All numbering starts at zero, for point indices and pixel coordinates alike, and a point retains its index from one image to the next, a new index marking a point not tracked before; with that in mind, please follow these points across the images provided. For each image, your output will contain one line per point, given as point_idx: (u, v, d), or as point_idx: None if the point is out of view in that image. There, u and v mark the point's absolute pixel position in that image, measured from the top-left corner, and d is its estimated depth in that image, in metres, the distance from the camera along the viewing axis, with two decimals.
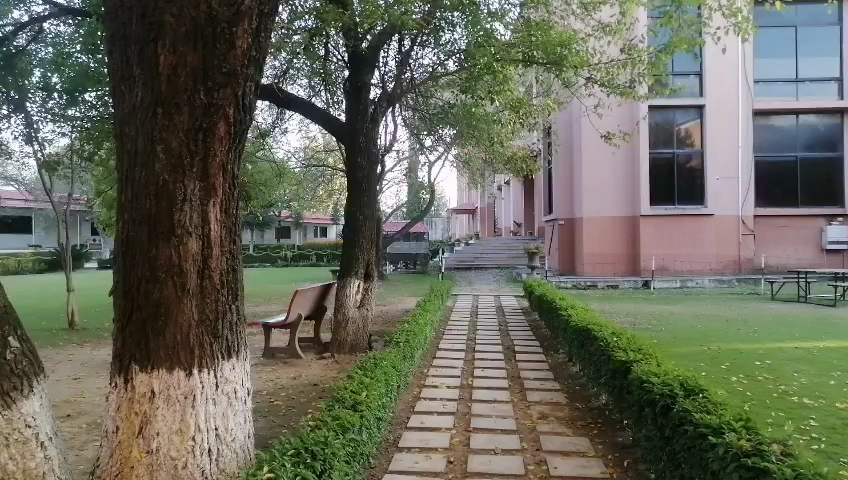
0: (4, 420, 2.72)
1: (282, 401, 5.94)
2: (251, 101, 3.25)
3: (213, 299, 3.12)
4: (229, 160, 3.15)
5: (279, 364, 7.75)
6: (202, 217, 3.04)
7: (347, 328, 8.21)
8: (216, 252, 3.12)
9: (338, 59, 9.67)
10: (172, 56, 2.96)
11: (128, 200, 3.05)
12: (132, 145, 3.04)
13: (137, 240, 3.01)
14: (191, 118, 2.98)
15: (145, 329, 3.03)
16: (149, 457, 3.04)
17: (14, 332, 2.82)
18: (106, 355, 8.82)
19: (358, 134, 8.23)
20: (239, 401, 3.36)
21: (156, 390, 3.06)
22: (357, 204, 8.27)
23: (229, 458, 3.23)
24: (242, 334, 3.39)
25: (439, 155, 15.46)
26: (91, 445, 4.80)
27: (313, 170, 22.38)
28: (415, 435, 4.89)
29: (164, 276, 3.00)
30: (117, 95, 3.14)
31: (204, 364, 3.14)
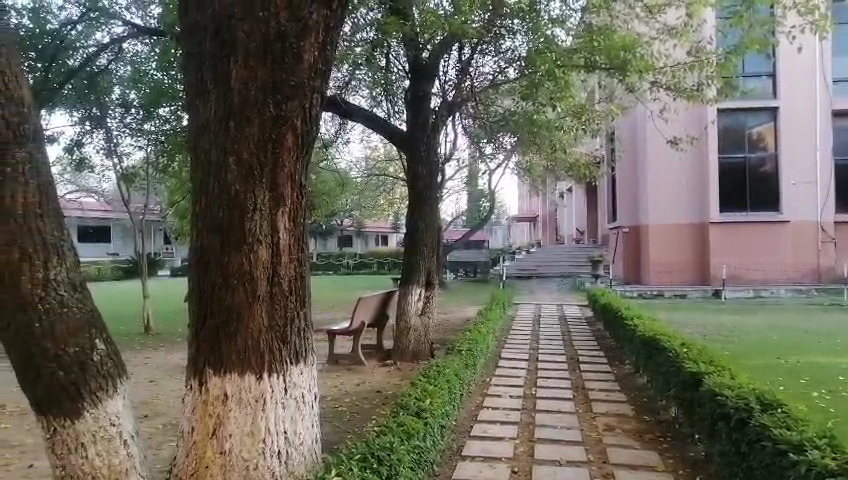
0: (91, 418, 2.91)
1: (347, 406, 6.04)
2: (318, 112, 3.32)
3: (282, 306, 3.21)
4: (297, 171, 3.24)
5: (343, 371, 7.88)
6: (271, 225, 3.13)
7: (409, 336, 8.28)
8: (284, 260, 3.21)
9: (398, 69, 9.80)
10: (245, 71, 3.08)
11: (202, 209, 3.17)
12: (206, 158, 3.18)
13: (212, 247, 3.13)
14: (260, 131, 3.09)
15: (218, 333, 3.15)
16: (223, 457, 3.17)
17: (100, 335, 2.94)
18: (179, 359, 9.20)
19: (419, 143, 8.30)
20: (308, 405, 3.44)
21: (229, 393, 3.18)
22: (419, 211, 8.33)
23: (298, 461, 3.32)
24: (309, 340, 3.47)
25: (499, 163, 15.40)
26: (167, 446, 5.02)
27: (374, 180, 22.69)
28: (478, 444, 4.88)
29: (236, 283, 3.11)
30: (192, 109, 3.29)
31: (274, 368, 3.22)
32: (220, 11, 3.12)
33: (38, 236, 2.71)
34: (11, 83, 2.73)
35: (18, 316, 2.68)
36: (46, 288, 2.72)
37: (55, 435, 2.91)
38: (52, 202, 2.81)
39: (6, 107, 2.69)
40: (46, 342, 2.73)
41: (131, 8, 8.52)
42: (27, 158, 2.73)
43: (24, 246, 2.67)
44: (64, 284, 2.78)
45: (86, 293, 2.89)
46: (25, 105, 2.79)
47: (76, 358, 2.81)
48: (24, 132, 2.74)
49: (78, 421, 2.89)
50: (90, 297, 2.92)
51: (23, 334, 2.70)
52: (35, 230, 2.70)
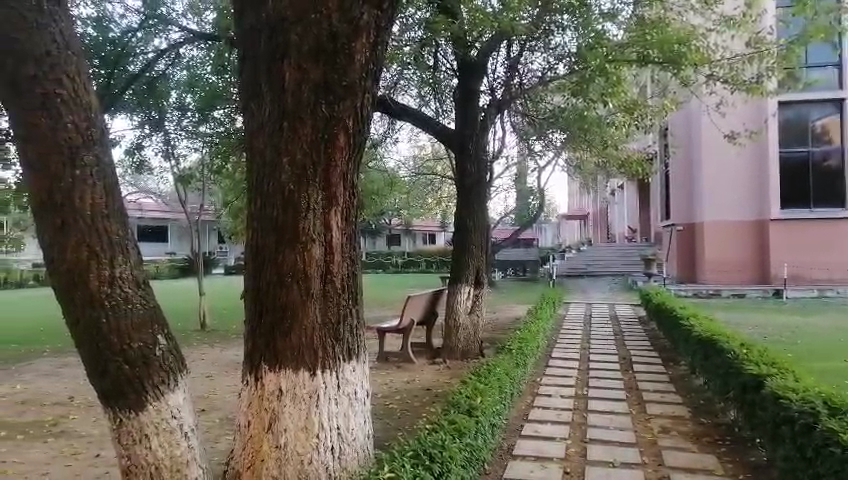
0: (154, 411, 3.03)
1: (397, 404, 6.08)
2: (370, 112, 3.35)
3: (335, 303, 3.26)
4: (349, 171, 3.28)
5: (393, 368, 7.93)
6: (324, 224, 3.19)
7: (458, 334, 8.28)
8: (337, 259, 3.25)
9: (446, 68, 9.81)
10: (298, 73, 3.13)
11: (257, 209, 3.25)
12: (261, 159, 3.25)
13: (266, 246, 3.20)
14: (313, 131, 3.14)
15: (273, 330, 3.22)
16: (278, 451, 3.24)
17: (162, 330, 3.05)
18: (233, 356, 9.43)
19: (468, 141, 8.29)
20: (360, 401, 3.48)
21: (284, 388, 3.24)
22: (468, 210, 8.31)
23: (350, 457, 3.37)
24: (361, 337, 3.51)
25: (548, 161, 15.23)
26: (224, 441, 5.17)
27: (422, 179, 22.75)
28: (529, 444, 4.85)
29: (290, 280, 3.17)
30: (247, 111, 3.37)
31: (327, 364, 3.28)
32: (275, 14, 3.18)
33: (104, 236, 2.82)
34: (79, 88, 2.86)
35: (87, 312, 2.80)
36: (111, 285, 2.83)
37: (121, 426, 3.03)
38: (116, 202, 2.92)
39: (75, 112, 2.81)
40: (112, 337, 2.85)
41: (187, 14, 8.78)
42: (95, 161, 2.85)
43: (91, 245, 2.79)
44: (128, 282, 2.89)
45: (149, 290, 3.00)
46: (93, 110, 2.92)
47: (140, 353, 2.92)
48: (91, 135, 2.86)
49: (141, 414, 3.01)
50: (152, 293, 3.03)
51: (90, 329, 2.82)
52: (102, 229, 2.82)
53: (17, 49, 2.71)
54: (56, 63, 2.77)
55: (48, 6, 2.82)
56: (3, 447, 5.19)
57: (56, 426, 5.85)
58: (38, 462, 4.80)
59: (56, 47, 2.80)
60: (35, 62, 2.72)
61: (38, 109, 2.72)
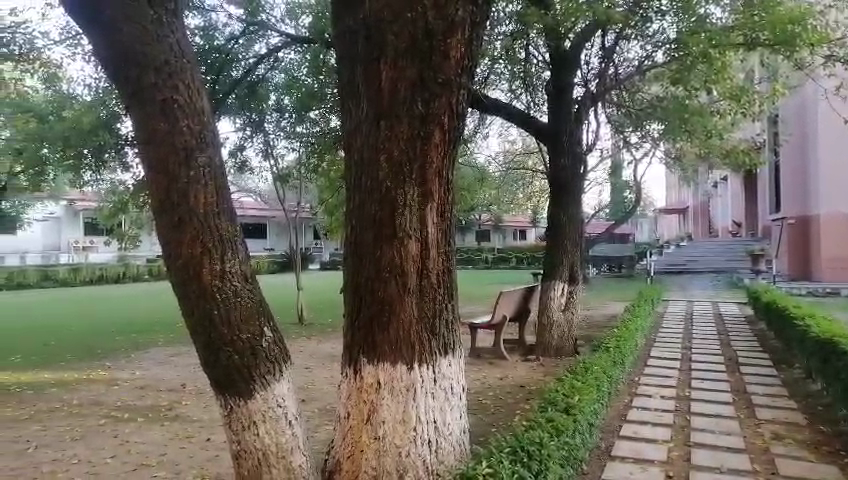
0: (261, 399, 3.18)
1: (491, 400, 6.07)
2: (465, 109, 3.36)
3: (431, 299, 3.29)
4: (444, 167, 3.30)
5: (486, 364, 7.93)
6: (420, 220, 3.23)
7: (552, 331, 8.15)
8: (433, 254, 3.29)
9: (538, 61, 9.69)
10: (394, 71, 3.18)
11: (355, 206, 3.33)
12: (360, 157, 3.31)
13: (364, 242, 3.28)
14: (410, 129, 3.18)
15: (371, 325, 3.29)
16: (377, 443, 3.30)
17: (268, 322, 3.20)
18: (330, 349, 9.74)
19: (561, 134, 8.13)
20: (456, 396, 3.49)
21: (382, 381, 3.30)
22: (561, 205, 8.17)
23: (447, 450, 3.40)
24: (457, 332, 3.52)
25: (645, 153, 14.66)
26: (325, 430, 5.36)
27: (512, 174, 22.52)
28: (629, 444, 4.70)
29: (388, 275, 3.23)
30: (346, 112, 3.47)
31: (423, 359, 3.32)
32: (371, 14, 3.25)
33: (216, 233, 2.98)
34: (193, 94, 3.04)
35: (201, 306, 2.98)
36: (222, 280, 2.99)
37: (232, 412, 3.22)
38: (227, 201, 3.08)
39: (189, 116, 2.98)
40: (223, 328, 3.01)
41: (285, 19, 9.14)
42: (207, 162, 3.02)
43: (204, 242, 2.95)
44: (237, 276, 3.04)
45: (256, 284, 3.16)
46: (205, 114, 3.09)
47: (248, 343, 3.08)
48: (204, 138, 3.03)
49: (250, 401, 3.17)
50: (259, 288, 3.18)
51: (203, 321, 3.00)
52: (214, 226, 2.98)
53: (139, 59, 2.91)
54: (173, 71, 2.96)
55: (166, 18, 3.04)
56: (127, 428, 5.62)
57: (171, 410, 6.27)
58: (158, 443, 5.16)
59: (174, 56, 2.99)
60: (155, 71, 2.92)
61: (157, 115, 2.92)
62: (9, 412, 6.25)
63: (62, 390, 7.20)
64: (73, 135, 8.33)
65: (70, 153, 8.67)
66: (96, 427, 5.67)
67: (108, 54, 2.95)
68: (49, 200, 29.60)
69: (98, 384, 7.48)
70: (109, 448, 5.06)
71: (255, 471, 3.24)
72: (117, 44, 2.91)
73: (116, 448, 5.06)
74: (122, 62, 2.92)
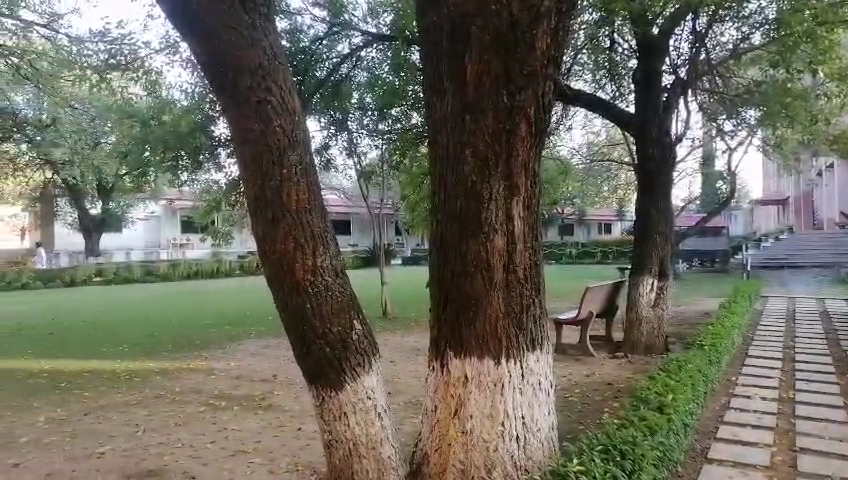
0: (351, 390, 3.27)
1: (578, 397, 5.94)
2: (551, 101, 3.30)
3: (519, 293, 3.26)
4: (530, 159, 3.25)
5: (572, 361, 7.78)
6: (506, 214, 3.20)
7: (641, 328, 7.89)
8: (520, 248, 3.25)
9: (623, 49, 9.39)
10: (478, 65, 3.15)
11: (441, 201, 3.34)
12: (445, 152, 3.32)
13: (449, 237, 3.28)
14: (495, 122, 3.15)
15: (458, 319, 3.29)
16: (465, 437, 3.31)
17: (357, 315, 3.28)
18: (414, 343, 9.83)
19: (650, 125, 7.83)
20: (544, 392, 3.45)
21: (469, 376, 3.30)
22: (650, 198, 7.88)
23: (535, 446, 3.37)
24: (545, 327, 3.48)
25: (741, 142, 13.91)
26: (412, 423, 5.44)
27: (596, 167, 21.91)
28: (726, 447, 4.49)
29: (474, 269, 3.22)
30: (431, 107, 3.49)
31: (511, 353, 3.29)
32: (455, 10, 3.23)
33: (307, 229, 3.08)
34: (285, 95, 3.15)
35: (294, 300, 3.09)
36: (314, 274, 3.09)
37: (323, 403, 3.32)
38: (317, 198, 3.17)
39: (281, 116, 3.09)
40: (315, 321, 3.11)
41: (367, 18, 9.30)
42: (299, 159, 3.11)
43: (296, 238, 3.05)
44: (328, 271, 3.13)
45: (346, 278, 3.24)
46: (296, 114, 3.19)
47: (339, 336, 3.17)
48: (295, 136, 3.12)
49: (340, 392, 3.26)
50: (349, 282, 3.26)
51: (297, 314, 3.11)
52: (306, 224, 3.08)
53: (234, 63, 3.04)
54: (266, 73, 3.08)
55: (258, 22, 3.15)
56: (224, 416, 5.92)
57: (265, 400, 6.54)
58: (253, 431, 5.40)
59: (266, 59, 3.10)
60: (249, 73, 3.04)
61: (251, 115, 3.04)
62: (119, 397, 6.72)
63: (165, 378, 7.65)
64: (172, 138, 8.83)
65: (169, 155, 9.20)
66: (196, 414, 5.99)
67: (205, 59, 3.09)
68: (150, 200, 31.45)
69: (198, 374, 7.90)
70: (209, 434, 5.34)
71: (347, 460, 3.34)
72: (215, 49, 3.05)
73: (215, 434, 5.34)
74: (217, 64, 3.05)
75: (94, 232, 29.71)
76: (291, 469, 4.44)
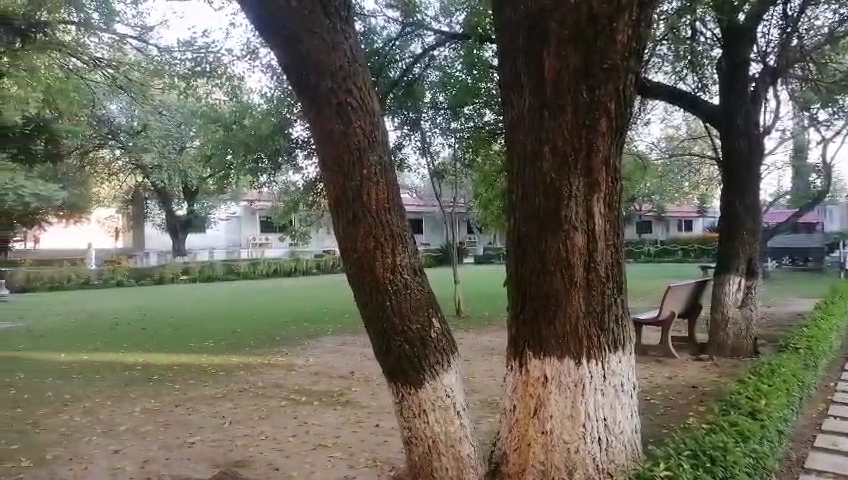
0: (431, 388, 3.30)
1: (660, 400, 5.75)
2: (634, 95, 3.20)
3: (600, 293, 3.18)
4: (611, 155, 3.17)
5: (653, 362, 7.53)
6: (587, 211, 3.14)
7: (727, 330, 7.54)
8: (601, 246, 3.18)
9: (706, 38, 9.02)
10: (557, 60, 3.10)
11: (519, 199, 3.30)
12: (522, 149, 3.28)
13: (528, 235, 3.24)
14: (575, 118, 3.09)
15: (537, 318, 3.25)
16: (545, 437, 3.26)
17: (436, 313, 3.30)
18: (488, 343, 9.81)
19: (736, 116, 7.48)
20: (627, 393, 3.36)
21: (549, 375, 3.26)
22: (737, 192, 7.51)
23: (617, 449, 3.29)
24: (627, 327, 3.38)
25: (836, 132, 13.07)
26: (488, 423, 5.44)
27: (676, 161, 21.12)
28: (826, 458, 4.22)
29: (553, 268, 3.17)
30: (508, 105, 3.46)
31: (592, 354, 3.22)
32: (534, 5, 3.18)
33: (387, 228, 3.12)
34: (365, 96, 3.21)
35: (374, 298, 3.14)
36: (393, 272, 3.13)
37: (403, 400, 3.36)
38: (396, 197, 3.21)
39: (361, 117, 3.15)
40: (395, 319, 3.16)
41: (439, 18, 9.33)
42: (378, 160, 3.16)
43: (376, 236, 3.10)
44: (407, 269, 3.17)
45: (425, 277, 3.27)
46: (376, 115, 3.25)
47: (418, 334, 3.20)
48: (375, 137, 3.18)
49: (420, 390, 3.29)
50: (427, 280, 3.29)
51: (377, 312, 3.16)
52: (386, 223, 3.12)
53: (317, 67, 3.12)
54: (346, 75, 3.15)
55: (339, 26, 3.22)
56: (305, 411, 6.09)
57: (343, 396, 6.69)
58: (333, 426, 5.53)
59: (347, 61, 3.17)
60: (330, 76, 3.12)
61: (332, 116, 3.12)
62: (207, 390, 7.05)
63: (247, 373, 7.95)
64: (253, 140, 9.22)
65: (250, 157, 9.56)
66: (278, 407, 6.20)
67: (288, 63, 3.18)
68: (232, 201, 32.72)
69: (278, 369, 8.16)
70: (291, 428, 5.52)
71: (426, 457, 3.37)
72: (298, 53, 3.13)
73: (296, 428, 5.51)
74: (299, 68, 3.14)
75: (180, 232, 31.22)
76: (371, 464, 4.53)
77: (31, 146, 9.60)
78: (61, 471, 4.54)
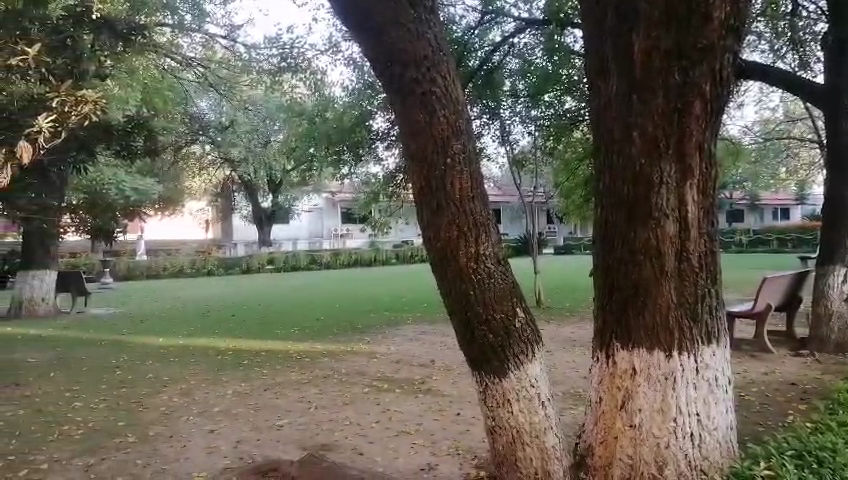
0: (515, 378, 3.29)
1: (756, 397, 5.48)
2: (731, 75, 3.04)
3: (692, 283, 3.06)
4: (706, 139, 3.02)
5: (746, 357, 7.16)
6: (679, 199, 3.01)
7: (830, 324, 7.05)
8: (694, 235, 3.04)
9: (808, 13, 8.45)
10: (647, 42, 2.98)
11: (606, 187, 3.20)
12: (609, 135, 3.17)
13: (615, 223, 3.14)
14: (666, 102, 2.96)
15: (625, 308, 3.14)
16: (633, 431, 3.16)
17: (520, 303, 3.28)
18: (569, 334, 9.63)
19: (842, 95, 6.98)
20: (722, 388, 3.22)
21: (638, 368, 3.15)
22: (842, 176, 7.02)
23: (712, 446, 3.16)
24: (722, 319, 3.23)
25: None
26: (571, 416, 5.34)
27: (772, 145, 19.87)
28: None
29: (642, 258, 3.06)
30: (594, 90, 3.36)
31: (683, 346, 3.10)
32: None
33: (471, 218, 3.12)
34: (449, 85, 3.21)
35: (458, 286, 3.14)
36: (477, 261, 3.13)
37: (487, 389, 3.36)
38: (480, 186, 3.19)
39: (445, 106, 3.15)
40: (479, 308, 3.15)
41: (519, 4, 9.19)
42: (463, 149, 3.15)
43: (460, 225, 3.10)
44: (491, 258, 3.16)
45: (508, 266, 3.24)
46: (460, 103, 3.24)
47: (502, 323, 3.19)
48: (459, 126, 3.17)
49: (503, 380, 3.29)
50: (511, 270, 3.26)
51: (461, 301, 3.16)
52: (469, 213, 3.11)
53: (403, 57, 3.14)
54: (431, 65, 3.16)
55: (423, 15, 3.23)
56: (387, 398, 6.19)
57: (424, 384, 6.74)
58: (415, 414, 5.60)
59: (431, 50, 3.17)
60: (415, 66, 3.13)
61: (417, 106, 3.13)
62: (293, 375, 7.31)
63: (332, 359, 8.17)
64: (336, 133, 9.50)
65: (333, 150, 9.82)
66: (362, 394, 6.34)
67: (373, 55, 3.22)
68: (314, 193, 33.55)
69: (361, 356, 8.34)
70: (373, 414, 5.63)
71: (510, 447, 3.35)
72: (383, 43, 3.16)
73: (379, 414, 5.62)
74: (385, 60, 3.18)
75: (266, 224, 32.40)
76: (452, 451, 4.58)
77: (131, 141, 10.15)
78: (162, 448, 4.84)
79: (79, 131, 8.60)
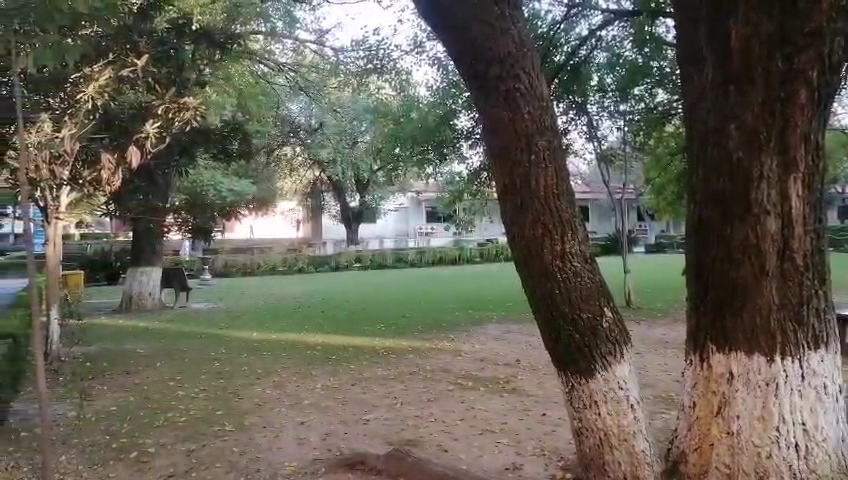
0: (603, 380, 3.21)
1: None
2: (841, 59, 2.80)
3: (796, 283, 2.86)
4: (812, 130, 2.81)
5: None
6: (781, 194, 2.82)
7: None
8: (798, 231, 2.84)
9: None
10: (746, 28, 2.81)
11: (701, 181, 3.06)
12: (704, 128, 3.03)
13: (711, 221, 2.99)
14: (766, 91, 2.78)
15: (721, 309, 3.00)
16: (730, 438, 3.03)
17: (608, 302, 3.19)
18: (661, 336, 9.29)
19: None
20: (831, 397, 2.99)
21: (735, 372, 3.00)
22: None
23: (821, 459, 2.94)
24: (831, 323, 3.00)
25: None
26: (664, 420, 5.14)
27: None
28: None
29: (740, 256, 2.91)
30: (688, 81, 3.21)
31: (787, 351, 2.91)
32: None
33: (556, 215, 3.06)
34: (534, 81, 3.17)
35: (542, 284, 3.10)
36: (563, 260, 3.07)
37: (573, 390, 3.29)
38: (566, 183, 3.13)
39: (531, 103, 3.11)
40: (564, 307, 3.10)
41: None
42: (548, 145, 3.10)
43: (545, 223, 3.06)
44: (578, 256, 3.09)
45: (595, 265, 3.17)
46: (546, 99, 3.18)
47: (589, 323, 3.12)
48: (544, 122, 3.12)
49: (591, 381, 3.22)
50: (598, 268, 3.18)
51: (546, 299, 3.12)
52: (554, 210, 3.06)
53: (487, 55, 3.13)
54: (515, 61, 3.13)
55: (507, 12, 3.20)
56: (473, 396, 6.20)
57: (509, 384, 6.70)
58: (501, 413, 5.58)
59: (515, 46, 3.14)
60: (499, 63, 3.12)
61: (500, 104, 3.11)
62: (381, 371, 7.45)
63: (417, 356, 8.25)
64: (421, 133, 9.63)
65: (420, 149, 9.99)
66: (448, 391, 6.38)
67: (457, 54, 3.23)
68: (400, 193, 34.03)
69: (446, 354, 8.39)
70: (459, 411, 5.65)
71: (597, 449, 3.29)
72: (466, 41, 3.16)
73: (465, 412, 5.63)
74: (468, 57, 3.17)
75: (354, 222, 33.17)
76: (538, 452, 4.53)
77: (228, 144, 10.66)
78: (256, 437, 5.06)
79: (182, 136, 9.14)
